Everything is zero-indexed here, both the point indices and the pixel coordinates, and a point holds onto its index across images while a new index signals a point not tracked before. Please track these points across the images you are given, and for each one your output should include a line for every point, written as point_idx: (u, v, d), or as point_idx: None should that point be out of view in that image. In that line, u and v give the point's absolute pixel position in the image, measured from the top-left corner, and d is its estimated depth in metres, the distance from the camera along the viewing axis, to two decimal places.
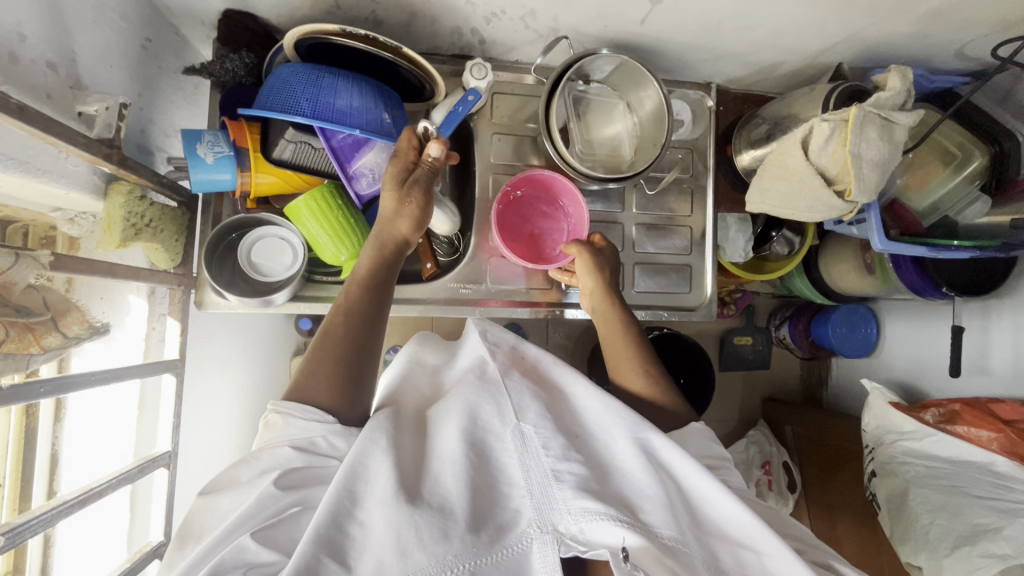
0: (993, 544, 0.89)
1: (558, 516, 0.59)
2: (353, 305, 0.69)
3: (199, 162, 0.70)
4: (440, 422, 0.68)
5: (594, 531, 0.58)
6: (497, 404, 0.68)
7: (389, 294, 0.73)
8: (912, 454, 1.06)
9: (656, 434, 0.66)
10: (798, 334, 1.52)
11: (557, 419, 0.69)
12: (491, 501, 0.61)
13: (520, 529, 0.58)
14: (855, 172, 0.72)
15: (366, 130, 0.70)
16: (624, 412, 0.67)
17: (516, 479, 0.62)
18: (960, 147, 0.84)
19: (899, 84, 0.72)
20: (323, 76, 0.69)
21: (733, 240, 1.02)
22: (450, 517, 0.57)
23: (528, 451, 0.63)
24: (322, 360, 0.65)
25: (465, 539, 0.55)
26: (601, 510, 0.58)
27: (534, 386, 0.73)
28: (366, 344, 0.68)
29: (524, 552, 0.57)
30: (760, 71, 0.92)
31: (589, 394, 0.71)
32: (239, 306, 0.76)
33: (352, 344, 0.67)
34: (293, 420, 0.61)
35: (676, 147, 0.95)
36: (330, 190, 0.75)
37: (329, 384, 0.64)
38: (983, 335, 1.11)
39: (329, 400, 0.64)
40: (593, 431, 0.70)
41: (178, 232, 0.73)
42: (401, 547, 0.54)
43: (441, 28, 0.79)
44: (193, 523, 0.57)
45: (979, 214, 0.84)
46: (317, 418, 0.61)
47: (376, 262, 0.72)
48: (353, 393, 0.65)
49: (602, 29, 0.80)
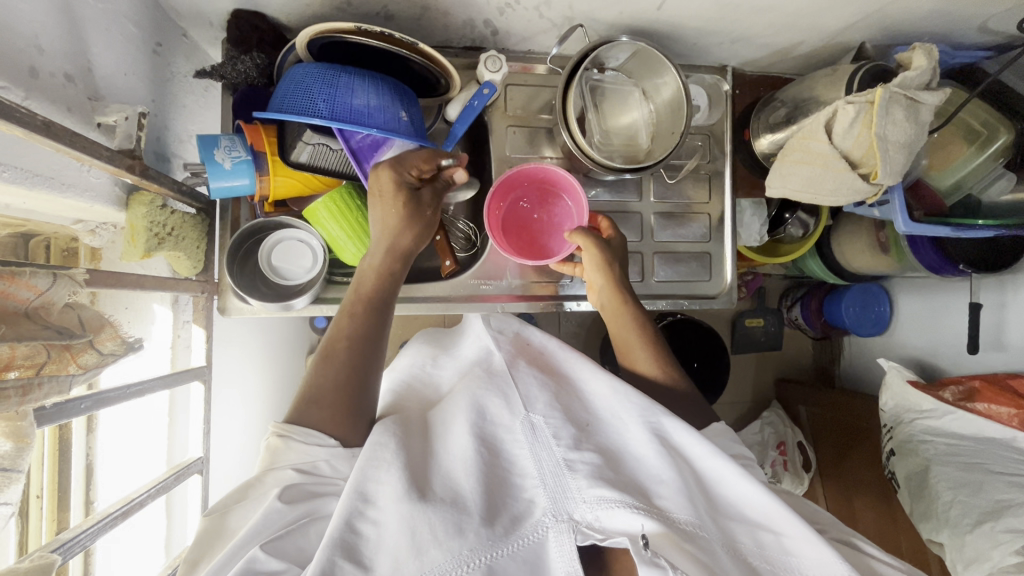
0: (1016, 519, 0.90)
1: (573, 505, 0.59)
2: (361, 324, 0.68)
3: (216, 168, 0.68)
4: (449, 421, 0.70)
5: (610, 519, 0.57)
6: (505, 398, 0.70)
7: (393, 306, 0.72)
8: (930, 432, 1.09)
9: (668, 418, 0.66)
10: (812, 315, 1.54)
11: (567, 410, 0.70)
12: (505, 494, 0.61)
13: (536, 519, 0.58)
14: (881, 155, 0.71)
15: (384, 130, 0.69)
16: (634, 397, 0.68)
17: (526, 477, 0.63)
18: (984, 126, 0.82)
19: (925, 63, 0.71)
20: (339, 76, 0.68)
21: (748, 224, 1.04)
22: (464, 512, 0.57)
23: (539, 442, 0.64)
24: (323, 389, 0.64)
25: (480, 533, 0.56)
26: (617, 498, 0.58)
27: (542, 375, 0.76)
28: (366, 366, 0.67)
29: (540, 541, 0.57)
30: (777, 52, 0.90)
31: (598, 381, 0.74)
32: (262, 310, 0.76)
33: (352, 366, 0.66)
34: (293, 444, 0.61)
35: (694, 133, 0.94)
36: (347, 191, 0.74)
37: (330, 408, 0.63)
38: (1000, 310, 1.11)
39: (331, 424, 0.63)
40: (605, 420, 0.71)
41: (199, 240, 0.72)
42: (417, 545, 0.54)
43: (454, 20, 0.78)
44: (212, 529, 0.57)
45: (1004, 192, 0.84)
46: (316, 440, 0.61)
47: (381, 278, 0.71)
48: (359, 419, 0.64)
49: (618, 15, 0.78)
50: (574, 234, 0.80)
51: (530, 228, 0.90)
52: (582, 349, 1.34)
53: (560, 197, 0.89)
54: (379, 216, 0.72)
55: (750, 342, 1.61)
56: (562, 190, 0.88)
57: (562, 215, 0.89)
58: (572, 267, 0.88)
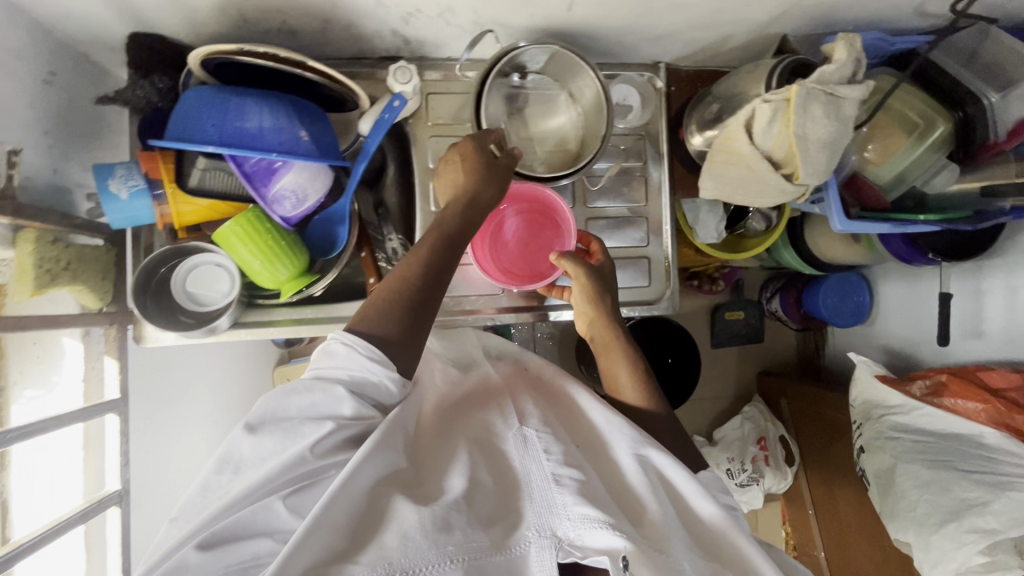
0: (981, 519, 0.88)
1: (557, 521, 0.56)
2: (427, 262, 0.69)
3: (111, 199, 0.67)
4: (447, 435, 0.69)
5: (592, 538, 0.55)
6: (504, 417, 0.70)
7: (465, 245, 0.73)
8: (900, 428, 1.04)
9: (656, 450, 0.66)
10: (790, 307, 1.50)
11: (561, 431, 0.70)
12: (493, 502, 0.59)
13: (521, 532, 0.55)
14: (802, 155, 0.67)
15: (280, 152, 0.67)
16: (626, 426, 0.68)
17: (517, 487, 0.61)
18: (922, 116, 0.78)
19: (845, 56, 0.67)
20: (229, 97, 0.66)
21: (705, 222, 1.01)
22: (454, 514, 0.55)
23: (531, 456, 0.63)
24: (387, 305, 0.65)
25: (466, 534, 0.53)
26: (601, 517, 0.56)
27: (538, 400, 0.77)
28: (431, 293, 0.68)
29: (521, 555, 0.54)
30: (708, 47, 0.86)
31: (593, 406, 0.74)
32: (181, 338, 0.76)
33: (415, 291, 0.67)
34: (355, 355, 0.60)
35: (626, 135, 0.91)
36: (256, 215, 0.72)
37: (390, 319, 0.64)
38: (973, 298, 1.07)
39: (386, 333, 0.63)
40: (596, 445, 0.70)
41: (102, 271, 0.72)
42: (403, 532, 0.51)
43: (360, 32, 0.75)
44: (233, 447, 0.56)
45: (948, 183, 0.80)
46: (376, 357, 0.61)
47: (460, 223, 0.73)
48: (414, 333, 0.65)
49: (530, 19, 0.75)
50: (563, 259, 0.78)
51: (520, 247, 0.85)
52: (551, 353, 1.33)
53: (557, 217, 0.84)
54: (445, 184, 0.78)
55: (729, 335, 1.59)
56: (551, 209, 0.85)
57: (552, 234, 0.85)
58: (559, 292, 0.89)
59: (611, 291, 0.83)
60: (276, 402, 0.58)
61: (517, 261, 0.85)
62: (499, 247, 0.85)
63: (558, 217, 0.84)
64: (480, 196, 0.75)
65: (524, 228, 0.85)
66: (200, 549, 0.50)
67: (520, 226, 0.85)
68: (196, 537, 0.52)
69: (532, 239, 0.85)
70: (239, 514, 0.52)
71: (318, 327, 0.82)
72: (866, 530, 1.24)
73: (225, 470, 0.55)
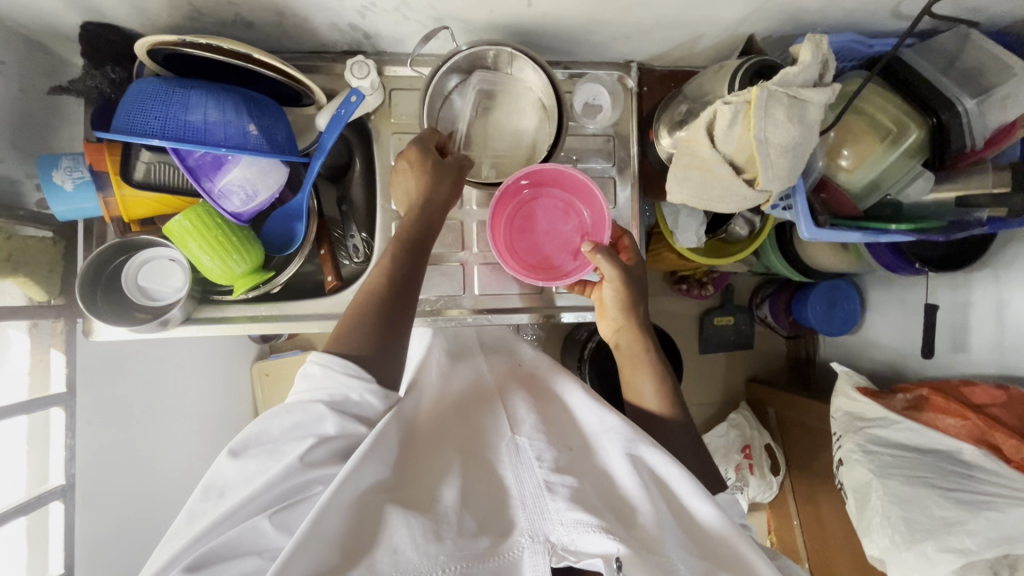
0: (956, 538, 0.85)
1: (550, 525, 0.54)
2: (391, 267, 0.70)
3: (56, 190, 0.69)
4: (439, 434, 0.68)
5: (585, 542, 0.53)
6: (498, 420, 0.69)
7: (427, 252, 0.74)
8: (878, 441, 0.99)
9: (649, 447, 0.64)
10: (780, 313, 1.48)
11: (555, 433, 0.68)
12: (486, 508, 0.57)
13: (513, 537, 0.54)
14: (762, 160, 0.65)
15: (227, 145, 0.66)
16: (620, 426, 0.66)
17: (507, 494, 0.59)
18: (895, 121, 0.75)
19: (809, 58, 0.63)
20: (174, 90, 0.65)
21: (685, 224, 0.99)
22: (445, 522, 0.54)
23: (523, 463, 0.61)
24: (360, 325, 0.66)
25: (458, 542, 0.52)
26: (594, 521, 0.54)
27: (533, 401, 0.74)
28: (405, 306, 0.69)
29: (515, 560, 0.52)
30: (681, 46, 0.84)
31: (591, 408, 0.72)
32: (134, 333, 0.74)
33: (391, 304, 0.68)
34: (333, 372, 0.61)
35: (595, 135, 0.88)
36: (206, 209, 0.71)
37: (366, 336, 0.65)
38: (960, 311, 1.04)
39: (362, 351, 0.64)
40: (591, 446, 0.68)
41: (51, 265, 0.73)
42: (393, 545, 0.51)
43: (317, 25, 0.74)
44: (218, 475, 0.57)
45: (923, 191, 0.78)
46: (353, 372, 0.61)
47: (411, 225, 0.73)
48: (389, 351, 0.65)
49: (489, 14, 0.73)
50: (598, 253, 0.75)
51: (535, 237, 0.83)
52: None
53: (585, 209, 0.82)
54: (401, 190, 0.77)
55: (718, 341, 1.56)
56: (579, 200, 0.82)
57: (575, 226, 0.83)
58: (581, 287, 0.87)
59: (643, 297, 0.81)
60: (259, 425, 0.59)
61: (538, 253, 0.82)
62: (518, 233, 0.82)
63: (584, 209, 0.82)
64: (435, 195, 0.74)
65: (556, 218, 0.83)
66: (186, 571, 0.49)
67: (541, 213, 0.83)
68: (182, 561, 0.52)
69: (555, 229, 0.83)
70: (226, 536, 0.52)
71: (270, 323, 0.80)
72: (849, 544, 1.21)
73: (209, 497, 0.56)
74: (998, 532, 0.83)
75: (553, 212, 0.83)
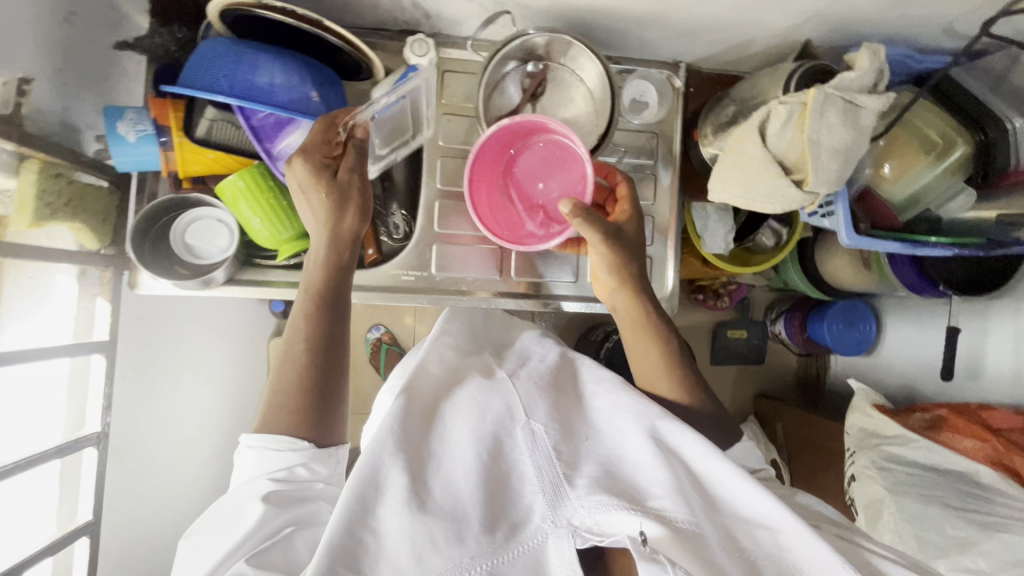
0: (969, 558, 0.85)
1: (570, 510, 0.56)
2: (315, 321, 0.67)
3: (119, 140, 0.70)
4: (451, 415, 0.65)
5: (608, 523, 0.54)
6: (508, 408, 0.65)
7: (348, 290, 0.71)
8: (893, 459, 0.98)
9: (664, 418, 0.63)
10: (794, 330, 1.43)
11: (567, 424, 0.66)
12: (503, 498, 0.58)
13: (535, 525, 0.55)
14: (813, 160, 0.66)
15: (288, 109, 0.68)
16: (631, 405, 0.65)
17: (522, 487, 0.59)
18: (941, 136, 0.77)
19: (868, 65, 0.66)
20: (243, 50, 0.66)
21: (713, 230, 0.99)
22: (463, 520, 0.54)
23: (540, 450, 0.61)
24: (285, 390, 0.65)
25: (480, 540, 0.53)
26: (615, 501, 0.55)
27: (545, 389, 0.71)
28: (332, 365, 0.67)
29: (539, 547, 0.54)
30: (731, 49, 0.85)
31: (605, 395, 0.69)
32: (177, 288, 0.75)
33: (315, 362, 0.66)
34: (268, 453, 0.62)
35: (639, 130, 0.90)
36: (262, 172, 0.73)
37: (293, 416, 0.64)
38: (980, 337, 1.04)
39: (293, 424, 0.64)
40: (603, 430, 0.67)
41: (104, 214, 0.75)
42: (418, 554, 0.52)
43: (382, 2, 0.76)
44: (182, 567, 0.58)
45: (964, 209, 0.79)
46: (284, 446, 0.62)
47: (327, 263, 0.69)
48: (317, 417, 0.65)
49: (552, 3, 0.75)
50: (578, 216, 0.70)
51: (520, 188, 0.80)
52: None
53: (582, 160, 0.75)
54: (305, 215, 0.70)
55: (730, 353, 1.55)
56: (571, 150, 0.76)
57: (567, 179, 0.77)
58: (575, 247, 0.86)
59: (636, 257, 0.77)
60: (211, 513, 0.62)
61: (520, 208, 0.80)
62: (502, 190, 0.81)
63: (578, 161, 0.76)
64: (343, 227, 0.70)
65: (543, 168, 0.79)
66: None
67: (531, 162, 0.80)
68: None
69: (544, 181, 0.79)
70: None
71: None
72: None
73: None
74: (1010, 554, 0.83)
75: (545, 161, 0.79)
